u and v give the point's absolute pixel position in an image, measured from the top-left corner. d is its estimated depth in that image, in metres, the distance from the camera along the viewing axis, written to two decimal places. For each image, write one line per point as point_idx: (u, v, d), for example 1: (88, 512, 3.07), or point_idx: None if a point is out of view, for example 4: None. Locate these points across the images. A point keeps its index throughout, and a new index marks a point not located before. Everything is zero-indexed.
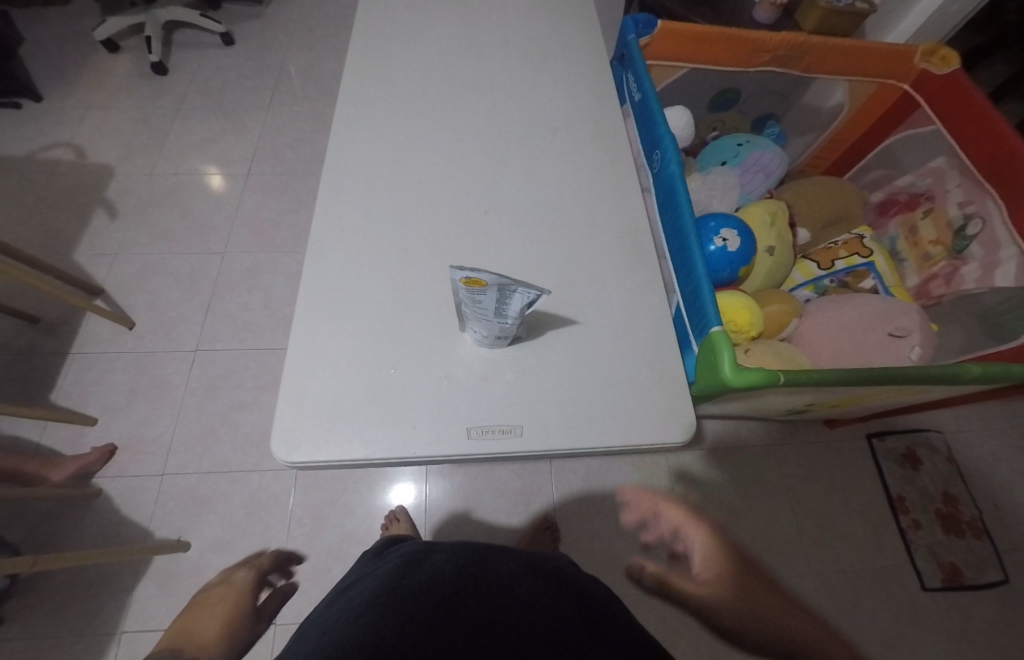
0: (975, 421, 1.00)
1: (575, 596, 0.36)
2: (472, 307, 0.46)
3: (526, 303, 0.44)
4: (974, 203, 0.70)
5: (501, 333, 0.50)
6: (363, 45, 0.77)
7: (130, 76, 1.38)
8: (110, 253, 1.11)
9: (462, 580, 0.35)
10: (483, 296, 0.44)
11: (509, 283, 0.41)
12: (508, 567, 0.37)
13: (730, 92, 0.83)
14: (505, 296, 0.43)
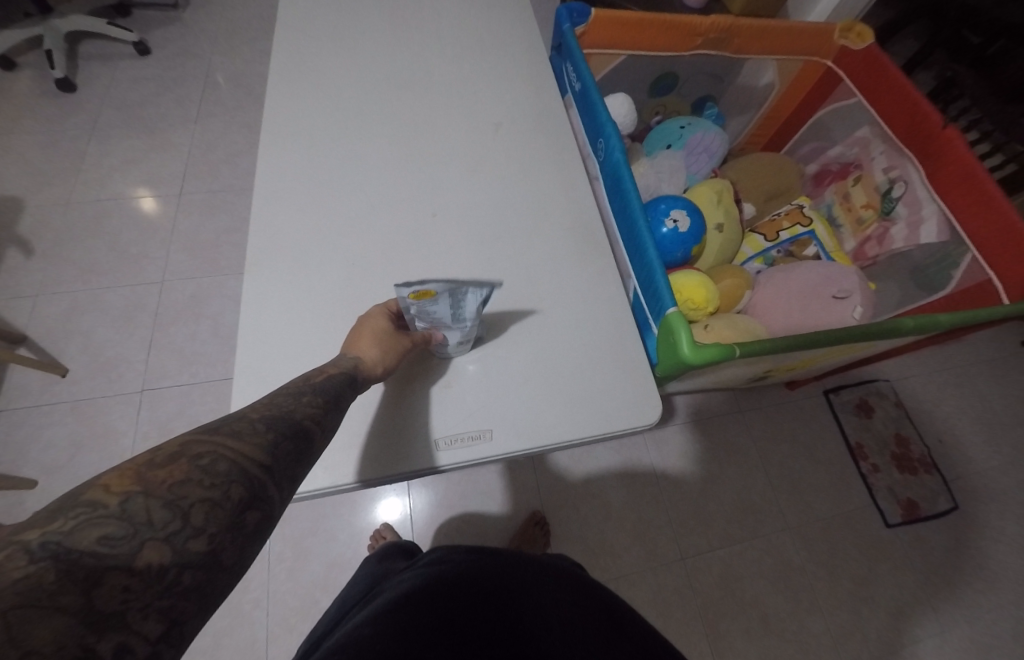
0: (917, 368, 1.09)
1: (592, 604, 0.38)
2: (427, 320, 0.44)
3: (478, 303, 0.44)
4: (897, 168, 0.76)
5: (461, 339, 0.49)
6: (292, 50, 0.73)
7: (30, 95, 1.25)
8: (30, 294, 1.00)
9: (488, 578, 0.37)
10: (436, 306, 0.42)
11: (459, 286, 0.40)
12: (530, 572, 0.39)
13: (668, 76, 0.84)
14: (458, 300, 0.42)
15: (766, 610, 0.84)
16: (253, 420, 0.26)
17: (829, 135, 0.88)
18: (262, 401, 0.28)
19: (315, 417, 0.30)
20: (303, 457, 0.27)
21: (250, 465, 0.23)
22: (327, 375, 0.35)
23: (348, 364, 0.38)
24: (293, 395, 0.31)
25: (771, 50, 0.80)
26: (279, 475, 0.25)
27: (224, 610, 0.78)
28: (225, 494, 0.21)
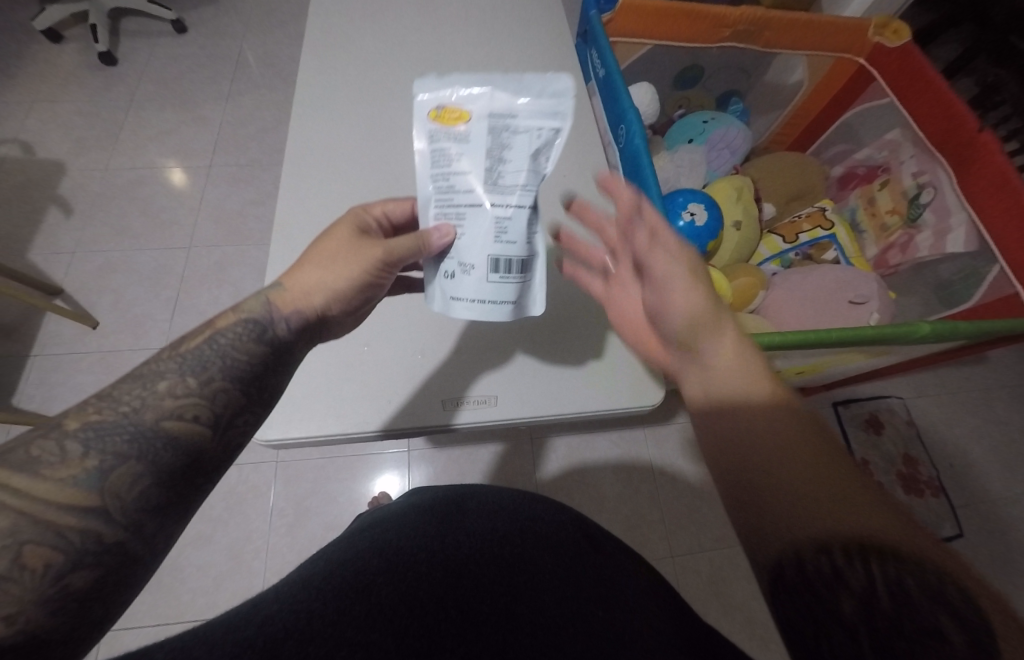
0: (934, 387, 1.05)
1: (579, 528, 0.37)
2: (459, 176, 0.35)
3: (538, 133, 0.34)
4: (927, 173, 0.73)
5: (501, 237, 0.36)
6: (317, 36, 0.77)
7: (77, 66, 1.31)
8: (67, 251, 1.06)
9: (455, 504, 0.36)
10: (473, 140, 0.34)
11: (504, 110, 0.34)
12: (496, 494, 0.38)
13: (693, 68, 0.83)
14: (502, 139, 0.34)
15: (754, 615, 0.83)
16: (64, 442, 0.28)
17: (857, 138, 0.86)
18: (95, 403, 0.31)
19: (180, 419, 0.32)
20: (160, 471, 0.30)
21: (57, 517, 0.26)
22: (215, 331, 0.37)
23: (258, 311, 0.39)
24: (145, 385, 0.33)
25: (802, 46, 0.78)
26: (113, 509, 0.28)
27: (225, 559, 0.82)
28: (12, 560, 0.24)
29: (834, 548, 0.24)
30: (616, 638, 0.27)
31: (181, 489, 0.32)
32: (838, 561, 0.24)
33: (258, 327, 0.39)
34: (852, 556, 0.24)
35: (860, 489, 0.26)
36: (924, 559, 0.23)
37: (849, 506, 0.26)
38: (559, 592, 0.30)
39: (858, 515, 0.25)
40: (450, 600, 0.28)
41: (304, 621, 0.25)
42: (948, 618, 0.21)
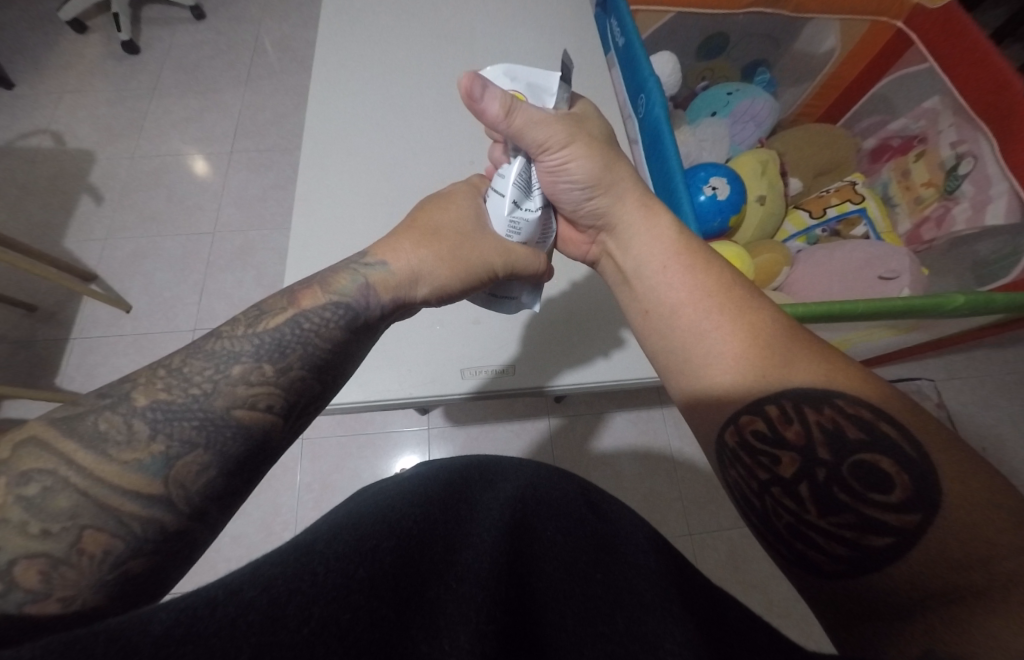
0: (966, 369, 1.02)
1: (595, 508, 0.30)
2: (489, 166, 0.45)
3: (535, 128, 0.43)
4: (967, 142, 0.70)
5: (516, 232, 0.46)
6: (332, 19, 0.79)
7: (100, 56, 1.34)
8: (99, 238, 1.10)
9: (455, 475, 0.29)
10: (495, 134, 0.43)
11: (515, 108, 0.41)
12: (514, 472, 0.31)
13: (718, 37, 0.80)
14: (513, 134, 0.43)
15: (773, 593, 0.83)
16: (131, 420, 0.28)
17: (892, 108, 0.82)
18: (164, 379, 0.31)
19: (250, 408, 0.32)
20: (222, 461, 0.30)
21: (119, 503, 0.26)
22: (297, 311, 0.37)
23: (356, 298, 0.40)
24: (219, 366, 0.32)
25: (836, 8, 0.75)
26: (176, 498, 0.28)
27: (257, 530, 0.86)
28: (71, 544, 0.25)
29: (788, 419, 0.31)
30: (616, 610, 0.22)
31: (240, 480, 0.31)
32: (797, 433, 0.30)
33: (349, 315, 0.39)
34: (812, 430, 0.29)
35: (826, 366, 0.32)
36: (891, 418, 0.28)
37: (812, 377, 0.31)
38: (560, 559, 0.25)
39: (823, 388, 0.30)
40: (450, 573, 0.21)
41: (309, 580, 0.18)
42: (895, 464, 0.26)
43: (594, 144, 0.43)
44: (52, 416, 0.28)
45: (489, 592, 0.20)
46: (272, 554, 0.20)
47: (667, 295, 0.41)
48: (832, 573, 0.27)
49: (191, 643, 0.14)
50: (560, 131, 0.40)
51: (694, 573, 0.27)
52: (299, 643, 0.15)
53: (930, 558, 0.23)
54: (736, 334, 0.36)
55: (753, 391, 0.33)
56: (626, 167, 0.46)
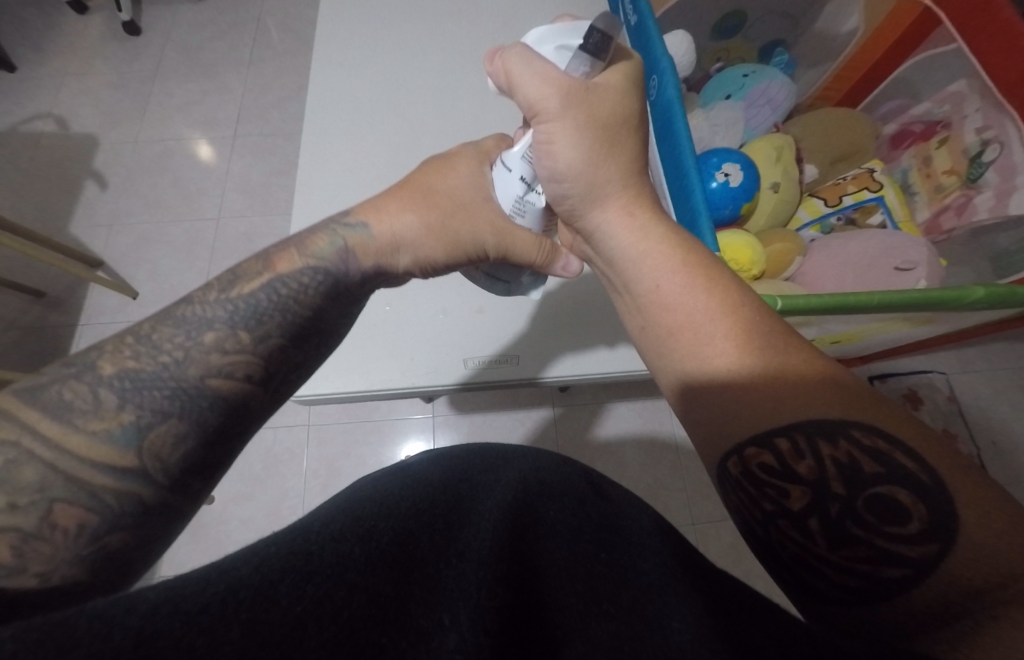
0: (980, 362, 1.00)
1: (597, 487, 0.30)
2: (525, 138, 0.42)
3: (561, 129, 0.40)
4: (993, 128, 0.67)
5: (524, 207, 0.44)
6: None
7: (101, 37, 1.32)
8: (104, 224, 1.10)
9: (451, 468, 0.29)
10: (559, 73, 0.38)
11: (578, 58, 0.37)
12: (514, 460, 0.31)
13: (735, 15, 0.77)
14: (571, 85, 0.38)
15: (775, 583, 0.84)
16: (97, 391, 0.30)
17: (915, 92, 0.78)
18: (131, 347, 0.32)
19: (225, 377, 0.33)
20: (200, 430, 0.32)
21: (88, 475, 0.28)
22: (269, 279, 0.38)
23: (336, 266, 0.42)
24: (190, 333, 0.33)
25: None
26: (150, 469, 0.29)
27: (266, 515, 0.87)
28: (42, 517, 0.26)
29: (800, 453, 0.29)
30: (620, 587, 0.21)
31: (219, 450, 0.33)
32: (809, 468, 0.28)
33: (329, 280, 0.41)
34: (825, 465, 0.28)
35: (838, 391, 0.30)
36: (904, 445, 0.27)
37: (826, 408, 0.29)
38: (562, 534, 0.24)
39: (837, 418, 0.29)
40: (451, 548, 0.21)
41: (304, 559, 0.18)
42: (912, 495, 0.26)
43: (595, 130, 0.38)
44: (16, 389, 0.29)
45: (490, 566, 0.19)
46: (274, 533, 0.20)
47: (664, 320, 0.37)
48: (838, 600, 0.26)
49: (180, 618, 0.14)
50: (550, 99, 0.37)
51: (702, 559, 0.25)
52: (291, 621, 0.15)
53: (945, 582, 0.23)
54: (745, 359, 0.32)
55: (761, 423, 0.30)
56: (618, 161, 0.40)
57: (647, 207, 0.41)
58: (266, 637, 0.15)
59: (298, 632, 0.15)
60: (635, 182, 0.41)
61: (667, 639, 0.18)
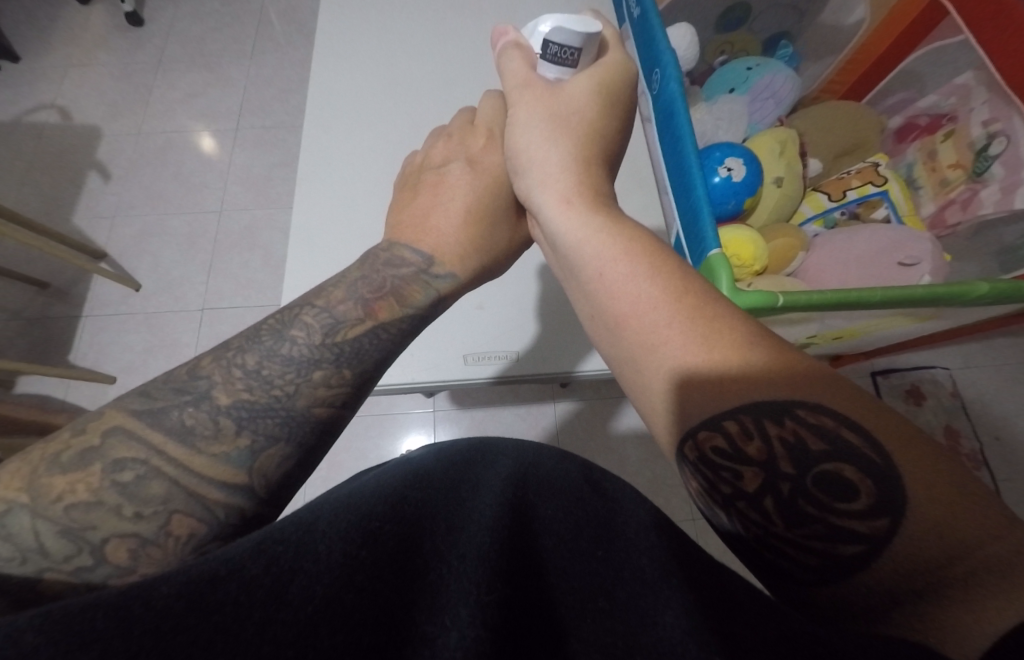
0: (984, 359, 1.00)
1: (598, 487, 0.29)
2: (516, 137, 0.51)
3: None
4: (1000, 121, 0.67)
5: None
6: None
7: (104, 28, 1.32)
8: (107, 217, 1.10)
9: (437, 461, 0.29)
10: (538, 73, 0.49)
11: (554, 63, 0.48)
12: (500, 454, 0.31)
13: (739, 8, 0.76)
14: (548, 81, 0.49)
15: None
16: (216, 418, 0.33)
17: (921, 85, 0.78)
18: (241, 378, 0.35)
19: (327, 406, 0.36)
20: (299, 452, 0.35)
21: (201, 491, 0.31)
22: (368, 328, 0.41)
23: (427, 305, 0.46)
24: (300, 371, 0.36)
25: None
26: (256, 485, 0.33)
27: None
28: (160, 526, 0.29)
29: (749, 435, 0.28)
30: (616, 585, 0.21)
31: (309, 467, 0.36)
32: (759, 449, 0.27)
33: (415, 322, 0.45)
34: (773, 445, 0.27)
35: (781, 365, 0.29)
36: (850, 419, 0.26)
37: (769, 384, 0.28)
38: (560, 537, 0.24)
39: (782, 398, 0.27)
40: (454, 550, 0.21)
41: (310, 560, 0.18)
42: (858, 471, 0.25)
43: (558, 116, 0.47)
44: (131, 408, 0.32)
45: (490, 564, 0.19)
46: (273, 525, 0.20)
47: (616, 304, 0.36)
48: (801, 581, 0.26)
49: (197, 616, 0.14)
50: (515, 86, 0.49)
51: (700, 554, 0.26)
52: (302, 621, 0.15)
53: (903, 560, 0.22)
54: (690, 341, 0.31)
55: (706, 407, 0.29)
56: (567, 144, 0.45)
57: (588, 193, 0.43)
58: (279, 636, 0.15)
59: (311, 634, 0.15)
60: (585, 168, 0.45)
61: (662, 633, 0.18)
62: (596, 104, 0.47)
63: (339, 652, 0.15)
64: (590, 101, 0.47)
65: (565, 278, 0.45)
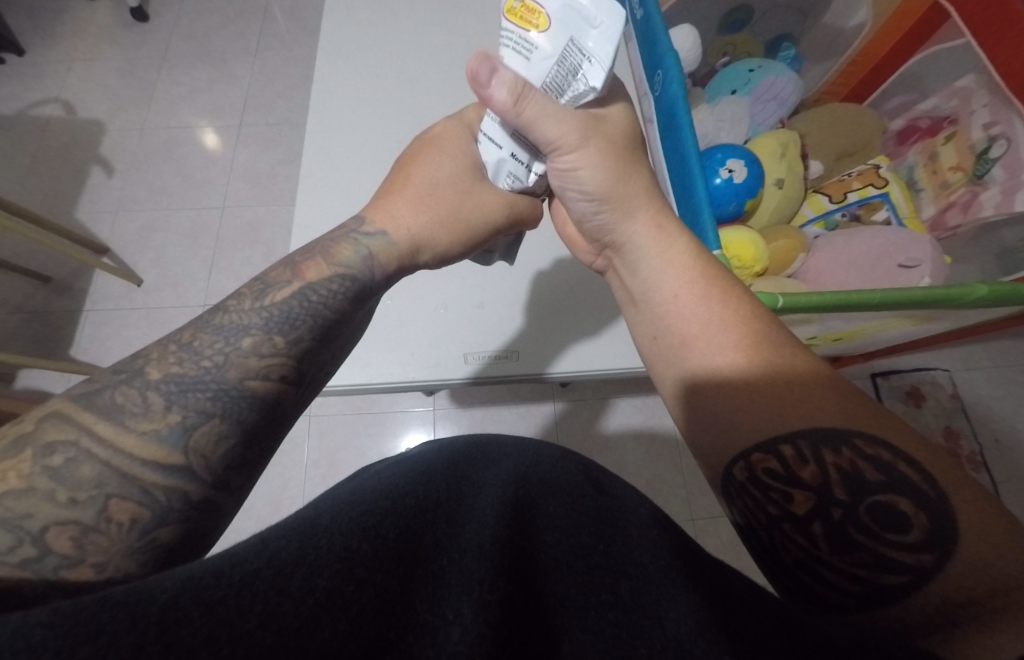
0: (984, 362, 1.00)
1: (595, 486, 0.29)
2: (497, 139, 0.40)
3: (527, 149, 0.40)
4: (1001, 124, 0.67)
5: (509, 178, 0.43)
6: None
7: (109, 23, 1.32)
8: (109, 211, 1.11)
9: (447, 460, 0.29)
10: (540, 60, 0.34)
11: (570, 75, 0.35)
12: (502, 454, 0.31)
13: (742, 9, 0.77)
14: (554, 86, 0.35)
15: None
16: (147, 393, 0.30)
17: (923, 88, 0.78)
18: (175, 353, 0.32)
19: (262, 378, 0.33)
20: (242, 431, 0.31)
21: (143, 473, 0.27)
22: (299, 288, 0.38)
23: (362, 270, 0.41)
24: (229, 338, 0.33)
25: None
26: (197, 467, 0.29)
27: (267, 503, 0.88)
28: (99, 512, 0.25)
29: (804, 459, 0.29)
30: (620, 580, 0.21)
31: (257, 449, 0.33)
32: (813, 473, 0.28)
33: (351, 288, 0.40)
34: (829, 471, 0.28)
35: (842, 402, 0.30)
36: (907, 456, 0.27)
37: (832, 415, 0.30)
38: (561, 532, 0.23)
39: (841, 426, 0.29)
40: (453, 545, 0.20)
41: (313, 555, 0.17)
42: (913, 503, 0.25)
43: (613, 153, 0.40)
44: (70, 393, 0.29)
45: (490, 560, 0.19)
46: (274, 527, 0.19)
47: (683, 328, 0.38)
48: (839, 606, 0.26)
49: (199, 611, 0.13)
50: (572, 133, 0.37)
51: (703, 554, 0.25)
52: (304, 613, 0.15)
53: (950, 592, 0.23)
54: (757, 369, 0.34)
55: (769, 430, 0.31)
56: (641, 182, 0.42)
57: (673, 222, 0.43)
58: (284, 628, 0.14)
59: (310, 627, 0.14)
60: (659, 199, 0.44)
61: (671, 634, 0.18)
62: (635, 133, 0.43)
63: (343, 648, 0.14)
64: (631, 126, 0.43)
65: (622, 302, 0.47)
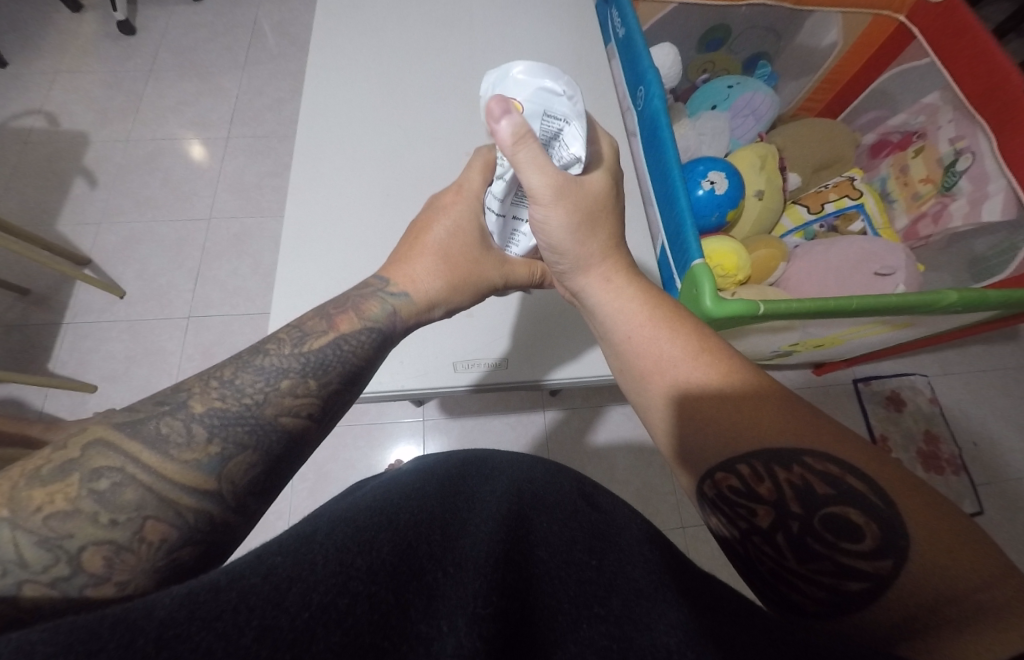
0: (959, 366, 1.03)
1: (590, 500, 0.30)
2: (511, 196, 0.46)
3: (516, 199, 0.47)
4: (965, 139, 0.70)
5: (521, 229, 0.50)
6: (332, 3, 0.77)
7: (95, 35, 1.32)
8: (92, 223, 1.09)
9: (438, 474, 0.29)
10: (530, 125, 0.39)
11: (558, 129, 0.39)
12: (499, 468, 0.31)
13: (719, 29, 0.80)
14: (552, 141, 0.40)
15: None
16: (191, 424, 0.30)
17: (893, 104, 0.82)
18: (217, 387, 0.32)
19: (294, 415, 0.33)
20: (267, 459, 0.31)
21: (177, 495, 0.27)
22: (334, 336, 0.39)
23: (384, 316, 0.43)
24: (267, 379, 0.34)
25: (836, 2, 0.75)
26: (226, 493, 0.29)
27: None
28: (134, 532, 0.25)
29: (759, 476, 0.29)
30: (610, 592, 0.21)
31: (276, 477, 0.32)
32: (769, 489, 0.29)
33: (378, 336, 0.42)
34: (783, 487, 0.28)
35: (791, 418, 0.30)
36: (855, 467, 0.27)
37: (780, 431, 0.30)
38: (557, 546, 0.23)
39: (790, 444, 0.29)
40: (448, 558, 0.20)
41: (308, 568, 0.16)
42: (863, 514, 0.26)
43: (579, 215, 0.42)
44: (112, 420, 0.28)
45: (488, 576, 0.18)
46: (272, 542, 0.19)
47: (640, 359, 0.39)
48: (814, 614, 0.27)
49: (198, 625, 0.13)
50: (546, 187, 0.39)
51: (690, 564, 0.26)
52: (299, 626, 0.14)
53: (909, 595, 0.23)
54: (709, 392, 0.34)
55: (721, 451, 0.32)
56: (600, 239, 0.44)
57: (623, 271, 0.45)
58: (281, 645, 0.13)
59: (309, 641, 0.14)
60: (614, 252, 0.45)
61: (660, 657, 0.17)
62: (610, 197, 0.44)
63: None
64: (607, 191, 0.44)
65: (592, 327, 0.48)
